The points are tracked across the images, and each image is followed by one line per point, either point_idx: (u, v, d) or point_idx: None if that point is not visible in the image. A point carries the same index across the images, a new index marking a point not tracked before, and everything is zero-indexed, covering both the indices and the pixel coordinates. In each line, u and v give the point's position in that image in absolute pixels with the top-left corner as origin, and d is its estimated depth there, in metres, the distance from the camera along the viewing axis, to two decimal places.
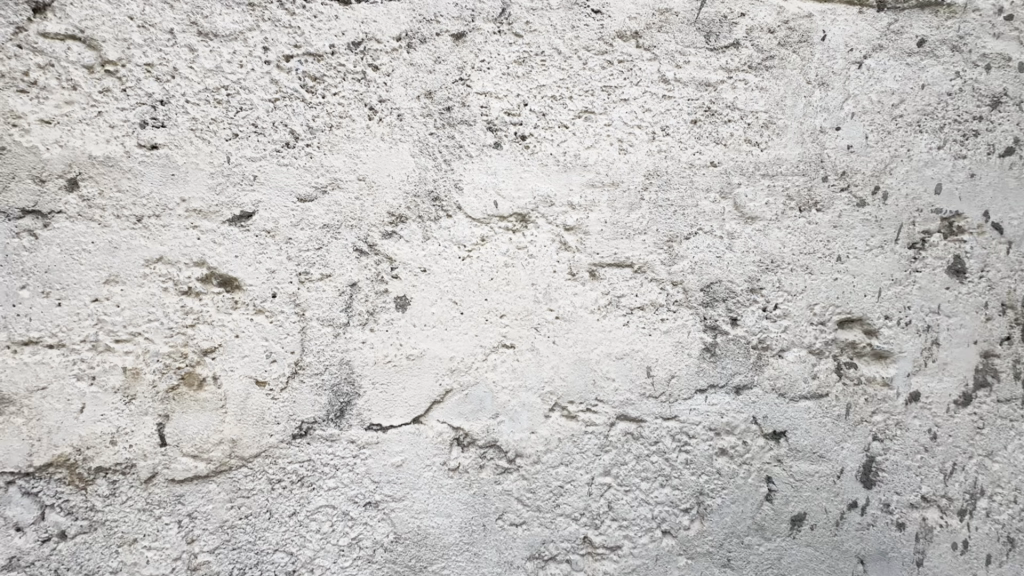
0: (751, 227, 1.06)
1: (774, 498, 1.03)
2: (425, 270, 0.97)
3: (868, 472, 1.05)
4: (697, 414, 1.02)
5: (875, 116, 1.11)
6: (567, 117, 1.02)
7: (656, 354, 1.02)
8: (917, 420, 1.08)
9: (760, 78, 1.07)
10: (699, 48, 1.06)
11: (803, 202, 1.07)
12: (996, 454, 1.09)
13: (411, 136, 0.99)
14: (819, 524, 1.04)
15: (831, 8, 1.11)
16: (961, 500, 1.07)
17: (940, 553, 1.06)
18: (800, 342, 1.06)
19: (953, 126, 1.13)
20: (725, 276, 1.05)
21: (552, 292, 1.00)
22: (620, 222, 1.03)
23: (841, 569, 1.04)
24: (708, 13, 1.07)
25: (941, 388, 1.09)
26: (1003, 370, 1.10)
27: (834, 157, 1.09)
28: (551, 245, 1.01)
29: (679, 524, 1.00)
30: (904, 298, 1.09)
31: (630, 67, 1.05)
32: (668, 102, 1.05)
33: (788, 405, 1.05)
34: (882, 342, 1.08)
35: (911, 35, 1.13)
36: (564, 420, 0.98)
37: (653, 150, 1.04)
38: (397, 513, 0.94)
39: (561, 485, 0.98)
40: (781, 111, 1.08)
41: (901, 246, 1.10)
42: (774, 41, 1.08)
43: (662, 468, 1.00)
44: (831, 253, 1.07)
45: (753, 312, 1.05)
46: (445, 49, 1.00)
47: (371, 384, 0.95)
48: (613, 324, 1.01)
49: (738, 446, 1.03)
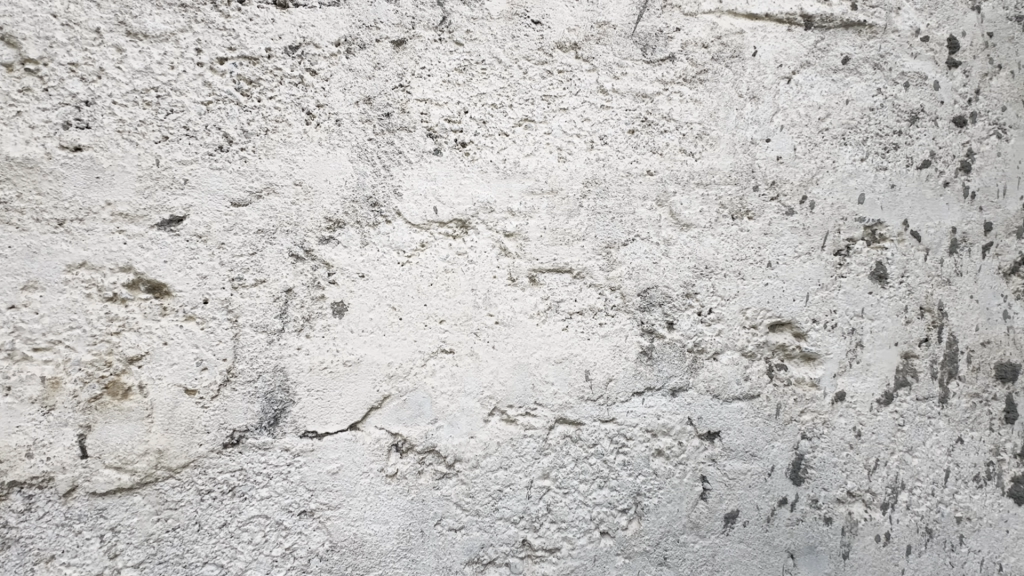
0: (686, 234, 1.09)
1: (708, 496, 1.06)
2: (363, 276, 0.97)
3: (797, 469, 1.10)
4: (634, 415, 1.04)
5: (803, 129, 1.16)
6: (507, 124, 1.04)
7: (595, 358, 1.04)
8: (843, 418, 1.13)
9: (694, 90, 1.12)
10: (636, 61, 1.10)
11: (736, 210, 1.11)
12: (915, 450, 1.15)
13: (349, 141, 0.98)
14: (751, 521, 1.07)
15: (761, 26, 1.16)
16: (884, 494, 1.13)
17: (865, 546, 1.12)
18: (733, 344, 1.10)
19: (875, 139, 1.20)
20: (661, 281, 1.08)
21: (491, 297, 1.01)
22: (559, 228, 1.05)
23: (772, 564, 1.07)
24: (645, 27, 1.11)
25: (865, 388, 1.14)
26: (922, 370, 1.17)
27: (764, 167, 1.13)
28: (491, 251, 1.02)
29: (617, 525, 1.02)
30: (830, 302, 1.14)
31: (569, 77, 1.07)
32: (607, 112, 1.08)
33: (722, 406, 1.08)
34: (809, 345, 1.13)
35: (836, 53, 1.20)
36: (504, 424, 0.99)
37: (592, 159, 1.07)
38: (333, 521, 0.93)
39: (500, 489, 0.98)
40: (715, 122, 1.12)
41: (828, 253, 1.15)
42: (708, 55, 1.13)
43: (600, 470, 1.02)
44: (762, 259, 1.12)
45: (688, 316, 1.08)
46: (385, 55, 1.01)
47: (307, 390, 0.94)
48: (552, 328, 1.03)
49: (674, 446, 1.06)
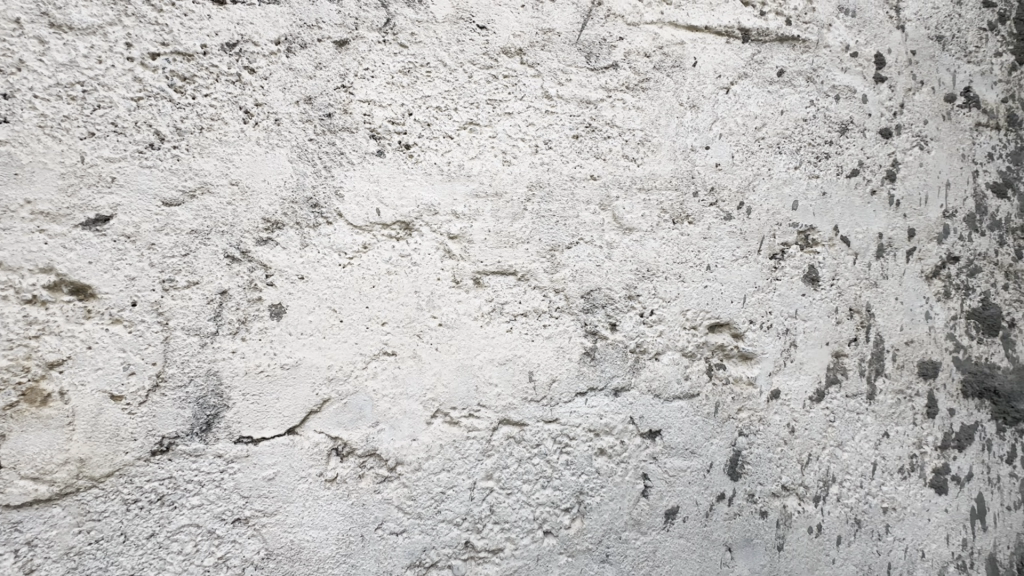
0: (629, 237, 1.12)
1: (649, 493, 1.09)
2: (302, 277, 0.96)
3: (734, 465, 1.14)
4: (577, 415, 1.06)
5: (740, 137, 1.21)
6: (451, 127, 1.05)
7: (538, 359, 1.05)
8: (777, 415, 1.18)
9: (636, 98, 1.15)
10: (580, 68, 1.12)
11: (676, 215, 1.15)
12: (845, 444, 1.21)
13: (289, 141, 0.97)
14: (690, 516, 1.11)
15: (701, 38, 1.21)
16: (816, 487, 1.18)
17: (799, 537, 1.16)
18: (674, 345, 1.13)
19: (808, 149, 1.26)
20: (604, 284, 1.10)
21: (435, 299, 1.01)
22: (503, 231, 1.06)
23: (711, 558, 1.11)
24: (589, 35, 1.13)
25: (799, 385, 1.20)
26: (851, 368, 1.23)
27: (704, 173, 1.18)
28: (434, 253, 1.02)
29: (560, 524, 1.04)
30: (766, 304, 1.19)
31: (514, 82, 1.08)
32: (551, 117, 1.10)
33: (663, 405, 1.11)
34: (746, 345, 1.17)
35: (772, 65, 1.25)
36: (447, 426, 1.00)
37: (536, 163, 1.08)
38: (269, 528, 0.91)
39: (443, 491, 0.98)
40: (656, 129, 1.15)
41: (763, 256, 1.20)
42: (649, 65, 1.16)
43: (544, 470, 1.03)
44: (702, 262, 1.16)
45: (630, 317, 1.11)
46: (327, 55, 1.00)
47: (242, 395, 0.92)
48: (496, 330, 1.04)
49: (616, 445, 1.08)
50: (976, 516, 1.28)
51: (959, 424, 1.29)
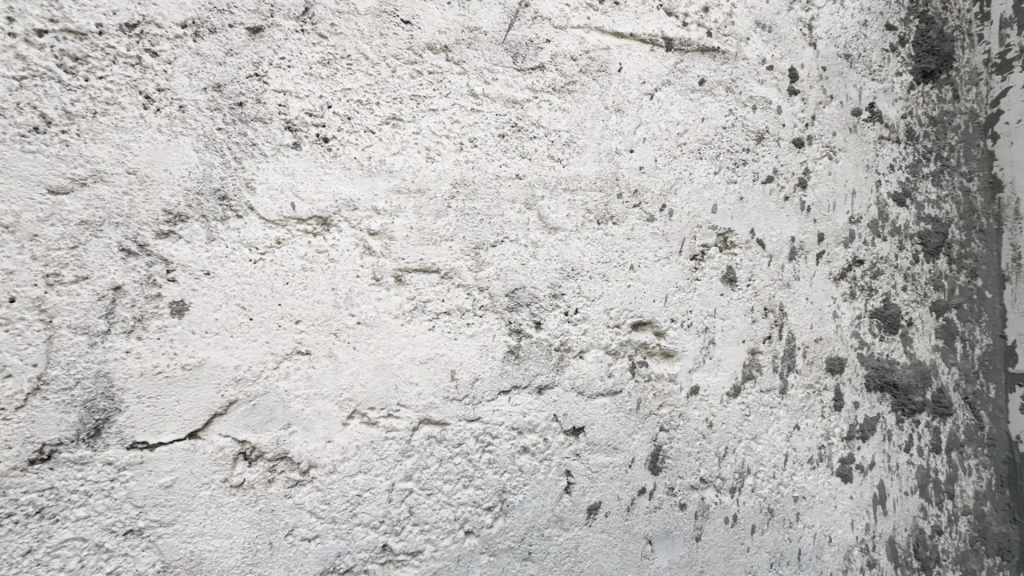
0: (554, 237, 1.13)
1: (572, 489, 1.10)
2: (208, 273, 0.91)
3: (655, 459, 1.17)
4: (500, 414, 1.06)
5: (663, 142, 1.25)
6: (373, 122, 1.03)
7: (461, 357, 1.04)
8: (696, 410, 1.22)
9: (563, 100, 1.17)
10: (507, 68, 1.13)
11: (601, 215, 1.17)
12: (760, 437, 1.27)
13: (195, 130, 0.92)
14: (612, 511, 1.13)
15: (626, 44, 1.24)
16: (732, 479, 1.23)
17: (716, 528, 1.21)
18: (598, 343, 1.15)
19: (727, 155, 1.32)
20: (529, 282, 1.11)
21: (353, 297, 0.99)
22: (425, 229, 1.05)
23: (632, 551, 1.13)
24: (516, 36, 1.15)
25: (716, 382, 1.25)
26: (765, 364, 1.30)
27: (628, 175, 1.21)
28: (354, 250, 1.00)
29: (482, 523, 1.03)
30: (686, 303, 1.24)
31: (439, 79, 1.08)
32: (477, 115, 1.10)
33: (587, 402, 1.13)
34: (667, 342, 1.21)
35: (693, 74, 1.31)
36: (365, 426, 0.97)
37: (461, 161, 1.08)
38: (166, 539, 0.85)
39: (359, 493, 0.96)
40: (581, 131, 1.18)
41: (684, 257, 1.24)
42: (576, 68, 1.19)
43: (466, 469, 1.03)
44: (625, 262, 1.19)
45: (555, 316, 1.12)
46: (240, 42, 0.96)
47: (137, 398, 0.86)
48: (418, 328, 1.02)
49: (539, 443, 1.08)
50: (878, 501, 1.37)
51: (863, 416, 1.39)
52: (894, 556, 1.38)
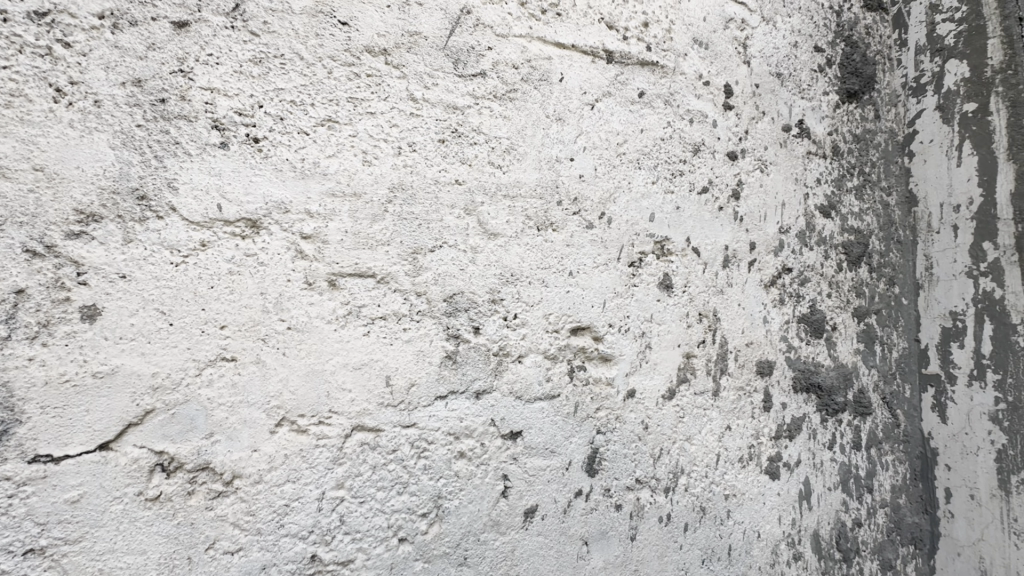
0: (493, 243, 1.14)
1: (509, 493, 1.11)
2: (124, 276, 0.87)
3: (592, 462, 1.20)
4: (436, 420, 1.06)
5: (603, 151, 1.29)
6: (307, 123, 1.01)
7: (396, 363, 1.04)
8: (633, 413, 1.25)
9: (504, 107, 1.18)
10: (447, 73, 1.14)
11: (541, 222, 1.19)
12: (693, 438, 1.32)
13: (111, 126, 0.88)
14: (549, 514, 1.14)
15: (568, 55, 1.27)
16: (666, 479, 1.27)
17: (650, 527, 1.25)
18: (537, 348, 1.17)
19: (664, 166, 1.36)
20: (467, 287, 1.11)
21: (283, 301, 0.97)
22: (361, 233, 1.04)
23: (568, 552, 1.15)
24: (457, 42, 1.15)
25: (652, 385, 1.29)
26: (699, 367, 1.35)
27: (568, 183, 1.23)
28: (285, 253, 0.97)
29: (416, 530, 1.02)
30: (624, 308, 1.27)
31: (378, 82, 1.07)
32: (417, 120, 1.10)
33: (524, 407, 1.14)
34: (605, 347, 1.24)
35: (633, 87, 1.35)
36: (294, 434, 0.95)
37: (399, 165, 1.08)
38: (71, 558, 0.80)
39: (287, 503, 0.93)
40: (522, 139, 1.19)
41: (623, 264, 1.28)
42: (518, 76, 1.21)
43: (400, 476, 1.02)
44: (564, 268, 1.21)
45: (493, 321, 1.13)
46: (163, 36, 0.92)
47: (40, 408, 0.81)
48: (352, 334, 1.01)
49: (476, 447, 1.09)
50: (803, 497, 1.45)
51: (790, 416, 1.46)
52: (818, 549, 1.45)
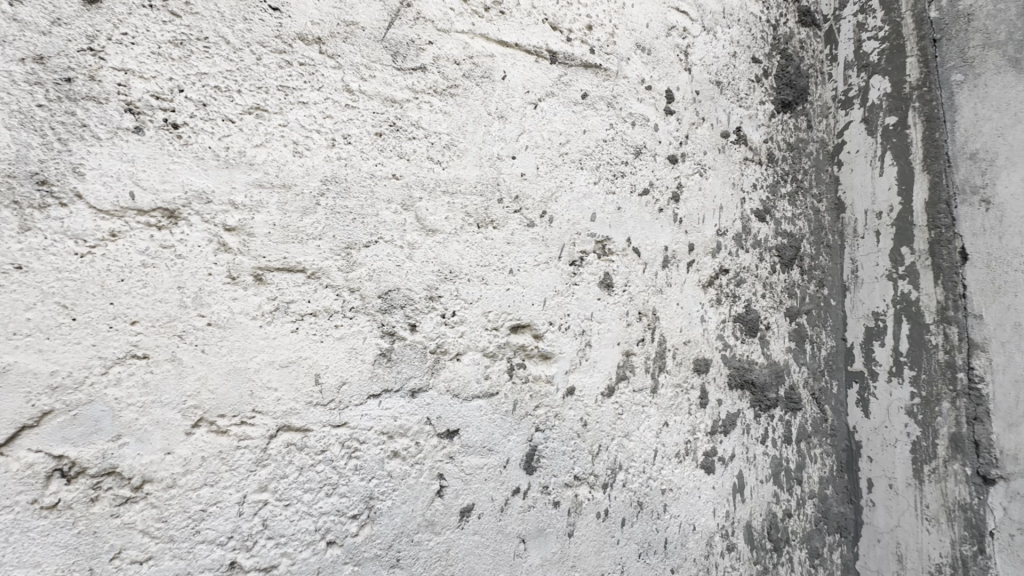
0: (432, 239, 1.13)
1: (444, 493, 1.10)
2: (20, 267, 0.80)
3: (530, 459, 1.20)
4: (368, 419, 1.03)
5: (545, 151, 1.30)
6: (233, 111, 0.97)
7: (327, 361, 1.01)
8: (572, 410, 1.27)
9: (444, 102, 1.17)
10: (385, 66, 1.12)
11: (481, 219, 1.19)
12: (631, 434, 1.34)
13: (7, 104, 0.81)
14: (485, 513, 1.14)
15: (511, 53, 1.28)
16: (604, 475, 1.29)
17: (588, 523, 1.26)
18: (476, 346, 1.16)
19: (606, 167, 1.39)
20: (403, 284, 1.09)
21: (203, 296, 0.92)
22: (291, 226, 1.00)
23: (504, 550, 1.15)
24: (397, 35, 1.13)
25: (592, 382, 1.30)
26: (638, 365, 1.38)
27: (509, 181, 1.23)
28: (206, 246, 0.93)
29: (346, 532, 0.99)
30: (564, 306, 1.28)
31: (311, 71, 1.04)
32: (352, 112, 1.07)
33: (462, 405, 1.13)
34: (545, 345, 1.25)
35: (577, 88, 1.37)
36: (212, 435, 0.90)
37: (332, 157, 1.05)
38: None
39: (204, 509, 0.89)
40: (463, 135, 1.19)
41: (564, 262, 1.29)
42: (459, 72, 1.20)
43: (329, 477, 0.99)
44: (504, 266, 1.21)
45: (431, 318, 1.12)
46: (70, 11, 0.87)
47: None
48: (279, 330, 0.97)
49: (411, 446, 1.07)
50: (737, 490, 1.50)
51: (725, 412, 1.51)
52: (750, 539, 1.51)
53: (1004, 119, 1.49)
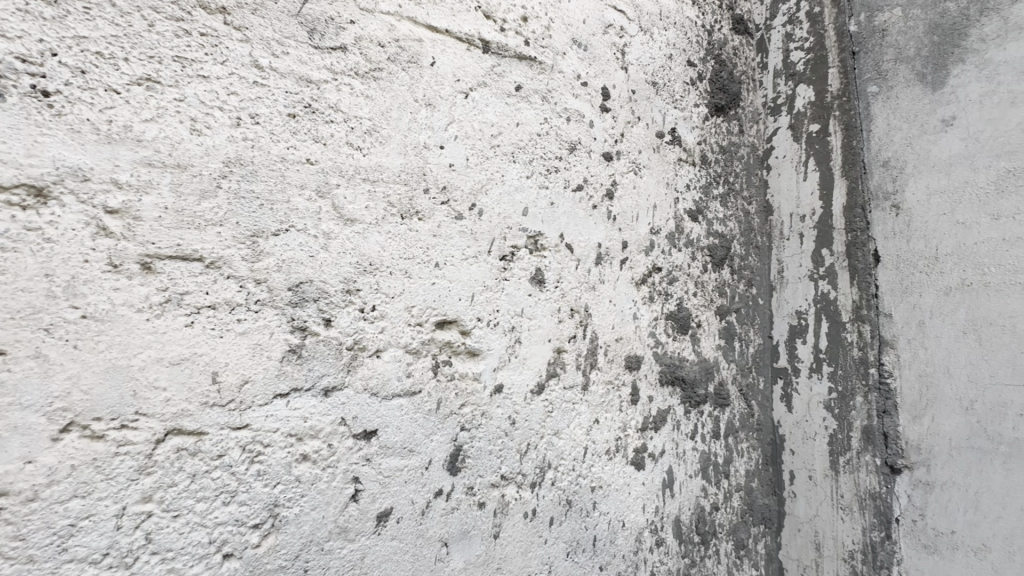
0: (350, 229, 1.07)
1: (360, 497, 1.04)
2: None
3: (454, 460, 1.16)
4: (275, 420, 0.96)
5: (476, 142, 1.26)
6: (119, 81, 0.88)
7: (226, 358, 0.93)
8: (500, 408, 1.23)
9: (366, 86, 1.12)
10: (300, 42, 1.04)
11: (405, 210, 1.14)
12: (561, 432, 1.33)
13: None
14: (405, 517, 1.09)
15: (441, 39, 1.23)
16: (532, 475, 1.27)
17: (515, 523, 1.23)
18: (397, 342, 1.11)
19: (539, 161, 1.37)
20: (317, 276, 1.03)
21: (77, 285, 0.82)
22: (185, 211, 0.91)
23: (425, 555, 1.10)
24: (314, 10, 1.06)
25: (521, 379, 1.28)
26: (569, 362, 1.36)
27: (436, 171, 1.19)
28: (83, 229, 0.83)
29: (245, 544, 0.92)
30: (493, 302, 1.25)
31: (214, 43, 0.96)
32: (262, 90, 1.00)
33: (381, 404, 1.08)
34: (472, 341, 1.21)
35: (510, 80, 1.34)
36: (85, 441, 0.81)
37: (237, 137, 0.97)
38: None
39: (73, 524, 0.79)
40: (386, 121, 1.13)
41: (493, 257, 1.26)
42: (383, 55, 1.14)
43: (227, 484, 0.91)
44: (430, 259, 1.17)
45: (348, 313, 1.05)
46: None
47: None
48: (170, 324, 0.89)
49: (322, 449, 1.00)
50: (666, 485, 1.52)
51: (656, 408, 1.53)
52: (679, 534, 1.53)
53: (912, 129, 1.57)
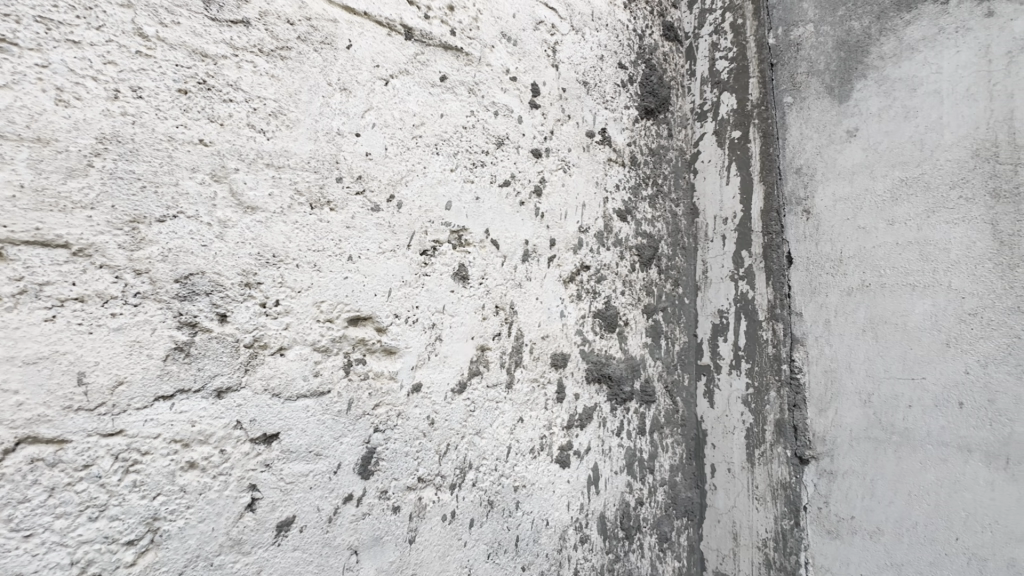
0: (249, 217, 0.99)
1: (257, 506, 0.96)
2: None
3: (366, 463, 1.10)
4: (156, 426, 0.87)
5: (396, 131, 1.21)
6: None
7: (96, 357, 0.83)
8: (417, 408, 1.19)
9: (272, 65, 1.04)
10: (194, 13, 0.96)
11: (314, 199, 1.07)
12: (483, 431, 1.30)
13: None
14: (309, 525, 1.02)
15: (359, 22, 1.17)
16: (452, 476, 1.24)
17: (433, 526, 1.19)
18: (303, 339, 1.04)
19: (465, 155, 1.34)
20: (210, 267, 0.94)
21: None
22: (48, 191, 0.81)
23: (331, 565, 1.04)
24: None
25: (441, 378, 1.24)
26: (493, 360, 1.34)
27: (350, 160, 1.13)
28: None
29: (116, 563, 0.82)
30: (412, 298, 1.20)
31: (88, 6, 0.86)
32: (147, 61, 0.91)
33: (283, 406, 1.01)
34: (388, 339, 1.16)
35: (434, 69, 1.30)
36: None
37: (114, 112, 0.87)
38: None
39: None
40: (294, 104, 1.06)
41: (413, 252, 1.21)
42: (293, 33, 1.07)
43: (95, 497, 0.81)
44: (342, 252, 1.11)
45: (246, 308, 0.98)
46: None
47: None
48: (25, 319, 0.78)
49: (213, 456, 0.92)
50: (591, 482, 1.52)
51: (582, 406, 1.53)
52: (603, 530, 1.54)
53: (821, 138, 1.67)
